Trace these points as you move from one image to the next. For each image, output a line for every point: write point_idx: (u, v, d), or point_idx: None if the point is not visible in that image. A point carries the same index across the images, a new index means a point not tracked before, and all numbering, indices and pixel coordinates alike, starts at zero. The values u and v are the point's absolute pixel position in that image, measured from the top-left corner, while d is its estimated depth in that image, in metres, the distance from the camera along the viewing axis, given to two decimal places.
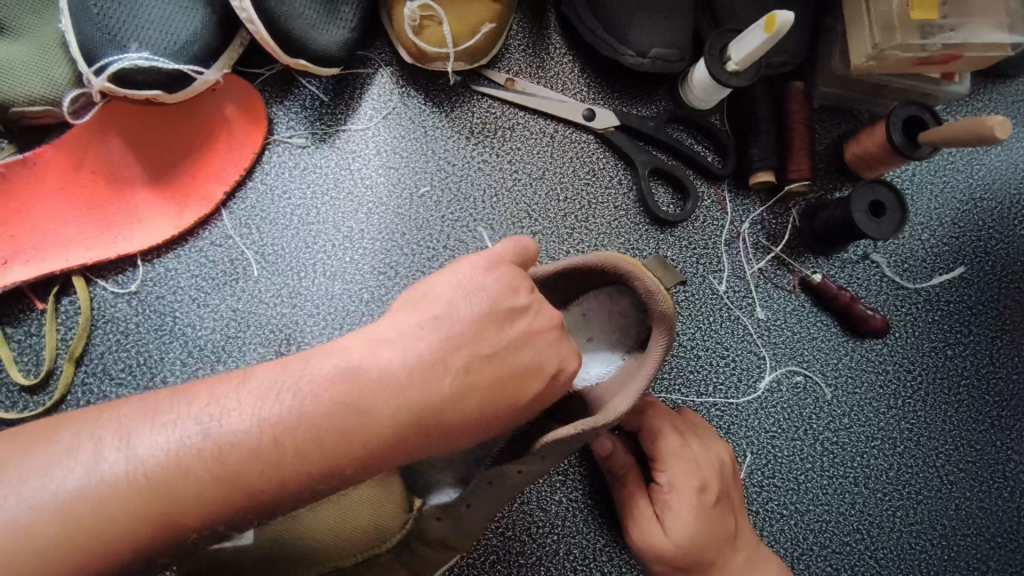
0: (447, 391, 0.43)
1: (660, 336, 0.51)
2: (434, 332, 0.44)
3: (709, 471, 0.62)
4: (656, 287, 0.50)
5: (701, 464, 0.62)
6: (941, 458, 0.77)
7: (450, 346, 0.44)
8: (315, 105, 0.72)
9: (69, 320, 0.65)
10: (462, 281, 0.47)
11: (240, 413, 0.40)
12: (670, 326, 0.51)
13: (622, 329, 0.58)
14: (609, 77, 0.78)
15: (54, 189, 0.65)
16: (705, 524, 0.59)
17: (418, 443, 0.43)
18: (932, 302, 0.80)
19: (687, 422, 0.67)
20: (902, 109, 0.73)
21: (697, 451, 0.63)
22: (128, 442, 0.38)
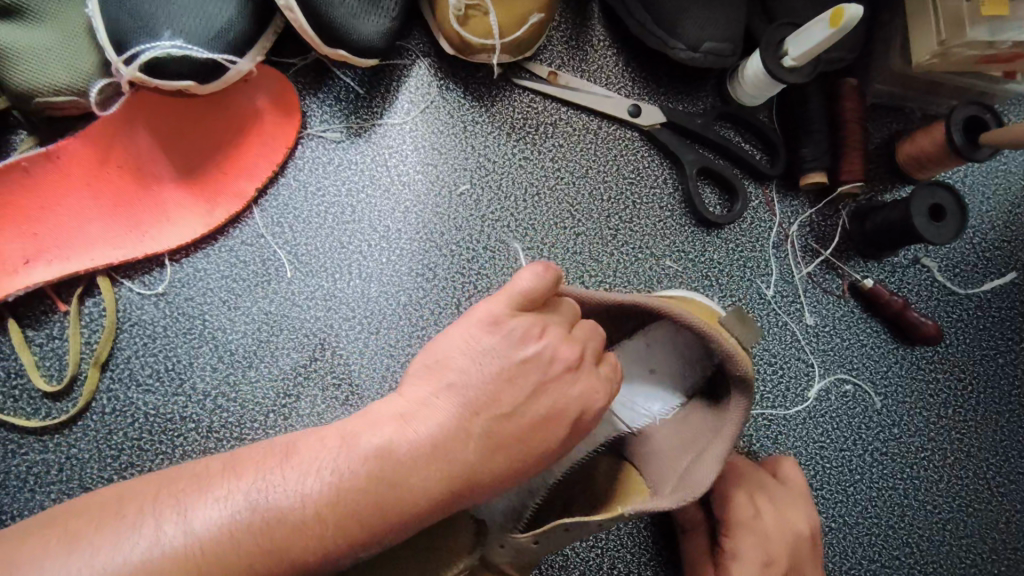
0: (473, 457, 0.44)
1: (738, 400, 0.51)
2: (451, 399, 0.45)
3: (779, 543, 0.60)
4: (735, 351, 0.50)
5: (770, 533, 0.60)
6: (992, 469, 0.75)
7: (472, 410, 0.45)
8: (350, 98, 0.69)
9: (93, 323, 0.61)
10: (470, 342, 0.47)
11: (287, 485, 0.41)
12: (749, 391, 0.51)
13: (687, 362, 0.58)
14: (654, 72, 0.75)
15: (79, 184, 0.61)
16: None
17: (459, 496, 0.43)
18: (983, 308, 0.78)
19: (770, 483, 0.64)
20: (963, 109, 0.70)
21: (768, 521, 0.61)
22: (185, 516, 0.39)
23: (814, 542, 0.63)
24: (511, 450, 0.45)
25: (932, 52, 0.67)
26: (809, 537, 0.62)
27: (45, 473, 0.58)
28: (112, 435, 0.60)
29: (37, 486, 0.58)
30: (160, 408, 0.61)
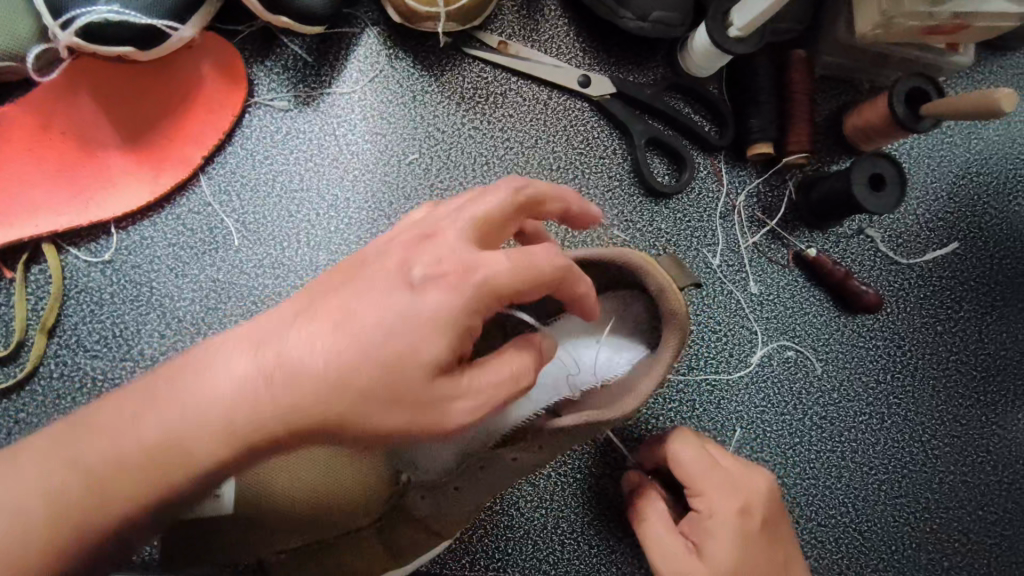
0: (343, 385, 0.38)
1: (672, 336, 0.52)
2: (325, 329, 0.39)
3: (747, 487, 0.58)
4: (668, 286, 0.51)
5: (734, 482, 0.58)
6: (928, 432, 0.77)
7: (344, 339, 0.39)
8: (298, 67, 0.69)
9: (40, 289, 0.62)
10: (377, 273, 0.41)
11: (161, 423, 0.39)
12: (682, 324, 0.51)
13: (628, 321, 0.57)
14: (605, 43, 0.75)
15: (21, 151, 0.62)
16: (751, 554, 0.55)
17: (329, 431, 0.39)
18: (924, 278, 0.80)
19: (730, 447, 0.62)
20: (906, 81, 0.71)
21: (732, 469, 0.59)
22: (76, 458, 0.40)
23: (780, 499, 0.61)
24: (393, 385, 0.38)
25: (875, 23, 0.68)
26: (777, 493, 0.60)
27: None
28: (60, 400, 0.61)
29: None
30: (107, 373, 0.62)
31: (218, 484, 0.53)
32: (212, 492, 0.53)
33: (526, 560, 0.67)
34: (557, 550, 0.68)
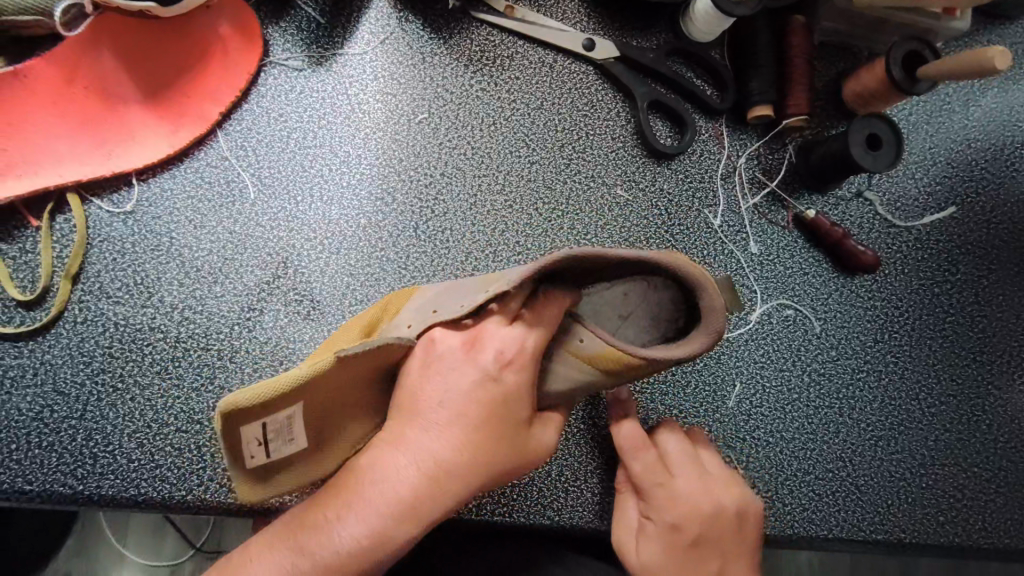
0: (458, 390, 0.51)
1: (699, 341, 0.48)
2: (429, 372, 0.52)
3: (693, 510, 0.60)
4: (717, 305, 0.47)
5: (676, 504, 0.60)
6: (924, 391, 0.79)
7: (443, 364, 0.52)
8: (311, 28, 0.71)
9: (64, 238, 0.65)
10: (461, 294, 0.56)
11: (364, 486, 0.49)
12: (713, 336, 0.47)
13: (656, 317, 0.52)
14: (610, 8, 0.77)
15: (47, 103, 0.64)
16: (674, 564, 0.59)
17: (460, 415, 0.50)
18: (922, 241, 0.81)
19: (700, 467, 0.63)
20: (903, 44, 0.73)
21: (683, 489, 0.61)
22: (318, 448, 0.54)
23: (737, 525, 0.61)
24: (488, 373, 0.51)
25: None
26: (731, 518, 0.61)
27: (20, 376, 0.62)
28: (84, 343, 0.63)
29: (13, 389, 0.62)
30: (128, 319, 0.64)
31: (279, 438, 0.53)
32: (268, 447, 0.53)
33: (532, 505, 0.69)
34: (561, 497, 0.69)
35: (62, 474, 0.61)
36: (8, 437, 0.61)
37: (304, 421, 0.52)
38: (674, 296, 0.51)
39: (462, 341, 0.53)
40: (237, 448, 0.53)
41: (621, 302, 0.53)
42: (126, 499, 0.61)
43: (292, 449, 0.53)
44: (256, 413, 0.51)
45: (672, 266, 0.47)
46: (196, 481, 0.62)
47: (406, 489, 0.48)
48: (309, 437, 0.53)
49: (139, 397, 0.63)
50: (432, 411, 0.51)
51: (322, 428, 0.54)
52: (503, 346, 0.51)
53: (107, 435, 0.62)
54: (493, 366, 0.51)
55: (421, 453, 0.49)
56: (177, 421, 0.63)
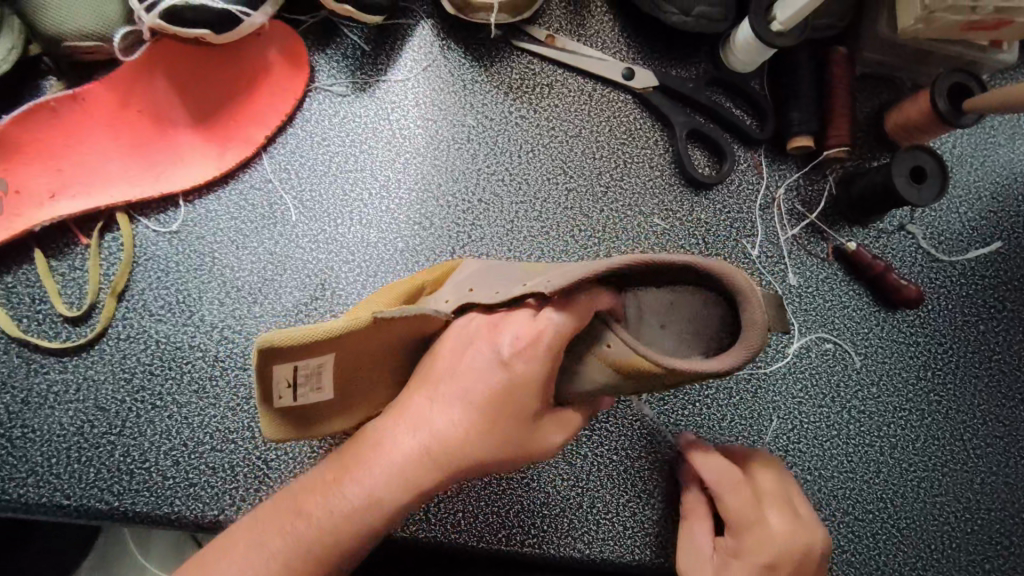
0: (472, 367, 0.48)
1: (734, 356, 0.43)
2: (455, 350, 0.50)
3: (786, 552, 0.58)
4: (755, 320, 0.43)
5: (768, 546, 0.58)
6: (969, 431, 0.76)
7: (466, 343, 0.50)
8: (356, 55, 0.73)
9: (112, 256, 0.66)
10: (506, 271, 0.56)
11: (368, 456, 0.48)
12: (749, 352, 0.43)
13: (698, 334, 0.48)
14: (649, 38, 0.78)
15: (102, 125, 0.67)
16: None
17: (470, 396, 0.47)
18: (967, 276, 0.79)
19: (790, 506, 0.62)
20: (947, 77, 0.72)
21: (778, 534, 0.59)
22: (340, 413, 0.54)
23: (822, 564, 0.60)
24: (499, 360, 0.48)
25: (917, 17, 0.69)
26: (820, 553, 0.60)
27: (63, 392, 0.63)
28: (126, 359, 0.64)
29: (56, 403, 0.63)
30: (170, 337, 0.65)
31: (309, 385, 0.51)
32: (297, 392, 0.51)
33: (561, 538, 0.67)
34: (593, 529, 0.68)
35: (100, 490, 0.62)
36: (49, 451, 0.62)
37: (333, 372, 0.50)
38: (724, 313, 0.47)
39: (491, 320, 0.50)
40: (267, 387, 0.50)
41: (665, 312, 0.49)
42: (160, 516, 0.62)
43: (319, 398, 0.52)
44: (290, 356, 0.48)
45: (719, 275, 0.44)
46: (228, 501, 0.62)
47: (403, 460, 0.47)
48: (336, 388, 0.52)
49: (176, 414, 0.64)
50: (446, 387, 0.48)
51: (353, 381, 0.53)
52: (521, 333, 0.47)
53: (144, 452, 0.63)
54: (505, 354, 0.47)
55: (423, 427, 0.47)
56: (213, 439, 0.63)
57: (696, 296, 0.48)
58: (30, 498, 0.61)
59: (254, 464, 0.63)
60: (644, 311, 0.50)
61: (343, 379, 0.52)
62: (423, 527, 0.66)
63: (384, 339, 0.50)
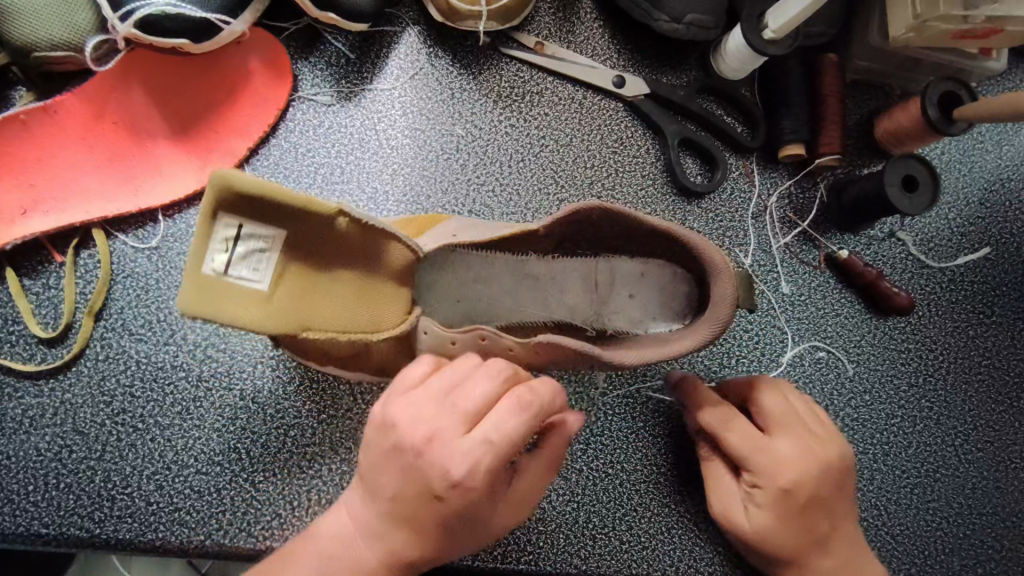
0: (405, 487, 0.47)
1: (704, 331, 0.52)
2: (389, 465, 0.47)
3: (805, 476, 0.59)
4: (726, 298, 0.52)
5: (781, 469, 0.59)
6: (961, 437, 0.76)
7: (395, 464, 0.47)
8: (341, 63, 0.71)
9: (89, 274, 0.64)
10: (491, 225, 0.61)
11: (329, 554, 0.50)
12: (715, 330, 0.52)
13: (665, 302, 0.61)
14: (639, 45, 0.77)
15: (75, 137, 0.64)
16: (789, 524, 0.59)
17: (413, 516, 0.48)
18: (956, 282, 0.80)
19: (804, 427, 0.62)
20: (939, 84, 0.71)
21: (790, 456, 0.60)
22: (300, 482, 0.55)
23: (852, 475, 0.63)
24: (425, 488, 0.46)
25: (908, 25, 0.69)
26: (837, 475, 0.60)
27: (39, 416, 0.61)
28: (105, 381, 0.62)
29: (32, 428, 0.61)
30: (151, 357, 0.63)
31: (247, 255, 0.48)
32: (232, 263, 0.48)
33: (557, 554, 0.66)
34: (589, 545, 0.67)
35: (79, 518, 0.59)
36: (26, 478, 0.60)
37: (281, 254, 0.50)
38: (688, 290, 0.60)
39: (421, 432, 0.46)
40: (201, 242, 0.47)
41: (637, 280, 0.62)
42: (144, 543, 0.60)
43: (254, 282, 0.49)
44: (250, 213, 0.48)
45: (695, 245, 0.54)
46: (215, 526, 0.60)
47: (367, 564, 0.50)
48: (276, 275, 0.50)
49: (159, 437, 0.62)
50: (383, 503, 0.48)
51: (291, 269, 0.50)
52: (449, 468, 0.45)
53: (125, 476, 0.61)
54: (438, 487, 0.45)
55: (376, 536, 0.49)
56: (198, 462, 0.61)
57: (664, 270, 0.61)
58: (6, 528, 0.59)
59: (240, 488, 0.61)
60: (618, 279, 0.62)
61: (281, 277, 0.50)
62: None
63: (338, 239, 0.52)
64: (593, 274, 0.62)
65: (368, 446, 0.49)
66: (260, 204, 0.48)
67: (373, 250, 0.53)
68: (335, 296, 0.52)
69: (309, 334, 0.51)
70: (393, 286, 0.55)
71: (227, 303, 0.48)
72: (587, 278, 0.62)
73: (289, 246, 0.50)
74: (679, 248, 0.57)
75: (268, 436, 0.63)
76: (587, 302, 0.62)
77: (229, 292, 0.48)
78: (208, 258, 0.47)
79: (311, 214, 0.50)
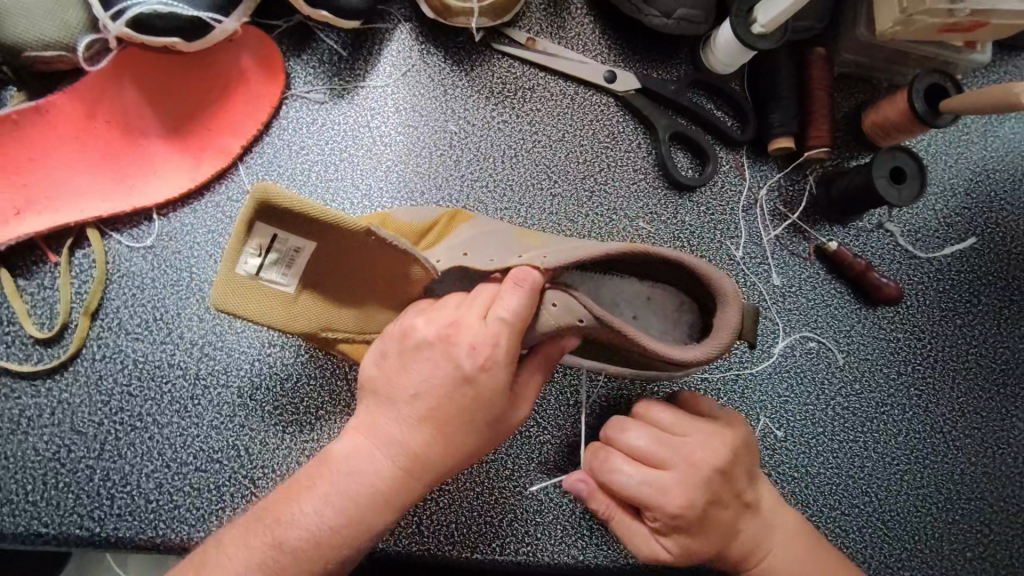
0: (429, 390, 0.46)
1: (700, 350, 0.52)
2: (412, 371, 0.47)
3: (694, 488, 0.59)
4: (732, 322, 0.54)
5: (672, 496, 0.58)
6: (948, 423, 0.78)
7: (420, 363, 0.47)
8: (333, 60, 0.71)
9: (84, 273, 0.64)
10: (505, 242, 0.59)
11: (346, 475, 0.46)
12: (712, 351, 0.53)
13: (670, 327, 0.61)
14: (630, 39, 0.77)
15: (69, 137, 0.64)
16: (699, 537, 0.60)
17: (438, 424, 0.46)
18: (944, 272, 0.81)
19: (673, 439, 0.61)
20: (926, 77, 0.72)
21: (674, 477, 0.59)
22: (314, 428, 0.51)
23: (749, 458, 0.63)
24: (452, 384, 0.46)
25: (895, 20, 0.70)
26: (722, 473, 0.60)
27: (37, 416, 0.61)
28: (103, 380, 0.62)
29: (29, 428, 0.61)
30: (148, 356, 0.63)
31: (278, 260, 0.51)
32: (264, 265, 0.51)
33: (555, 544, 0.67)
34: (585, 535, 0.68)
35: (79, 516, 0.60)
36: (24, 478, 0.60)
37: (308, 262, 0.51)
38: (693, 321, 0.61)
39: (438, 324, 0.47)
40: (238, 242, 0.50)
41: (642, 303, 0.61)
42: (143, 540, 0.60)
43: (283, 282, 0.51)
44: (284, 221, 0.49)
45: (706, 274, 0.55)
46: (214, 523, 0.61)
47: (384, 479, 0.46)
48: (303, 280, 0.52)
49: (158, 435, 0.62)
50: (403, 406, 0.47)
51: (318, 276, 0.52)
52: (477, 343, 0.46)
53: (125, 475, 0.61)
54: (467, 367, 0.45)
55: (392, 444, 0.46)
56: (197, 459, 0.62)
57: (672, 298, 0.61)
58: (6, 528, 0.59)
59: (240, 484, 0.62)
60: (623, 300, 0.61)
61: (306, 283, 0.52)
62: (414, 539, 0.65)
63: (363, 255, 0.51)
64: (601, 293, 0.60)
65: (383, 357, 0.49)
66: (293, 219, 0.49)
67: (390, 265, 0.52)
68: (355, 303, 0.54)
69: (327, 332, 0.55)
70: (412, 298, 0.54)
71: (256, 298, 0.52)
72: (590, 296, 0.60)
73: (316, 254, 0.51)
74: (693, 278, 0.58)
75: (267, 432, 0.63)
76: None
77: (259, 290, 0.51)
78: (242, 260, 0.50)
79: (340, 233, 0.49)
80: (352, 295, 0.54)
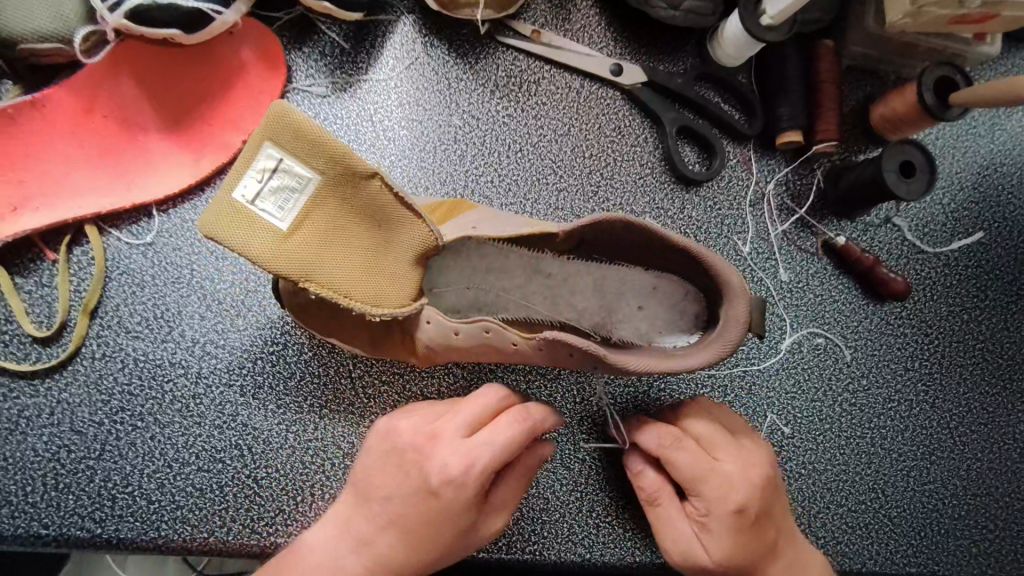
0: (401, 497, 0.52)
1: (701, 355, 0.52)
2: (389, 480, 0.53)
3: (753, 488, 0.59)
4: (738, 317, 0.53)
5: (737, 488, 0.58)
6: (956, 419, 0.77)
7: (399, 478, 0.52)
8: (335, 53, 0.70)
9: (82, 271, 0.63)
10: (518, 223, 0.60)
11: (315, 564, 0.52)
12: (721, 351, 0.53)
13: (677, 318, 0.60)
14: (636, 32, 0.76)
15: (65, 132, 0.63)
16: (744, 543, 0.58)
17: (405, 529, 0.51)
18: (951, 267, 0.80)
19: (734, 444, 0.62)
20: (934, 69, 0.71)
21: (734, 471, 0.59)
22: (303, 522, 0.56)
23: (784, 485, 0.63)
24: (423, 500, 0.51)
25: (905, 12, 0.69)
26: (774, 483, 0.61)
27: (36, 416, 0.60)
28: (102, 380, 0.61)
29: (28, 429, 0.60)
30: (148, 354, 0.62)
31: (276, 193, 0.49)
32: (262, 194, 0.49)
33: (562, 543, 0.66)
34: (592, 533, 0.67)
35: (79, 518, 0.59)
36: (23, 479, 0.59)
37: (306, 198, 0.50)
38: (700, 309, 0.60)
39: (419, 434, 0.54)
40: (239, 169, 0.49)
41: (647, 292, 0.61)
42: (146, 542, 0.59)
43: (276, 217, 0.49)
44: (293, 148, 0.49)
45: (711, 262, 0.54)
46: (217, 524, 0.60)
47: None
48: (297, 219, 0.50)
49: (159, 435, 0.61)
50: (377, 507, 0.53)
51: (313, 218, 0.50)
52: (448, 466, 0.51)
53: (126, 475, 0.60)
54: (434, 483, 0.51)
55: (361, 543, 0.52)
56: (199, 459, 0.61)
57: (677, 285, 0.61)
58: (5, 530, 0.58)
59: (242, 484, 0.61)
60: (629, 289, 0.62)
61: (300, 223, 0.50)
62: None
63: (367, 203, 0.51)
64: (607, 283, 0.62)
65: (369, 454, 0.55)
66: (303, 145, 0.49)
67: (390, 222, 0.52)
68: (345, 258, 0.51)
69: (310, 284, 0.50)
70: (408, 264, 0.53)
71: (246, 231, 0.49)
72: (596, 283, 0.62)
73: (318, 193, 0.50)
74: (698, 269, 0.57)
75: (270, 432, 0.62)
76: (595, 308, 0.62)
77: (252, 221, 0.49)
78: (241, 184, 0.49)
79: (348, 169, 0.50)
80: (345, 247, 0.51)
